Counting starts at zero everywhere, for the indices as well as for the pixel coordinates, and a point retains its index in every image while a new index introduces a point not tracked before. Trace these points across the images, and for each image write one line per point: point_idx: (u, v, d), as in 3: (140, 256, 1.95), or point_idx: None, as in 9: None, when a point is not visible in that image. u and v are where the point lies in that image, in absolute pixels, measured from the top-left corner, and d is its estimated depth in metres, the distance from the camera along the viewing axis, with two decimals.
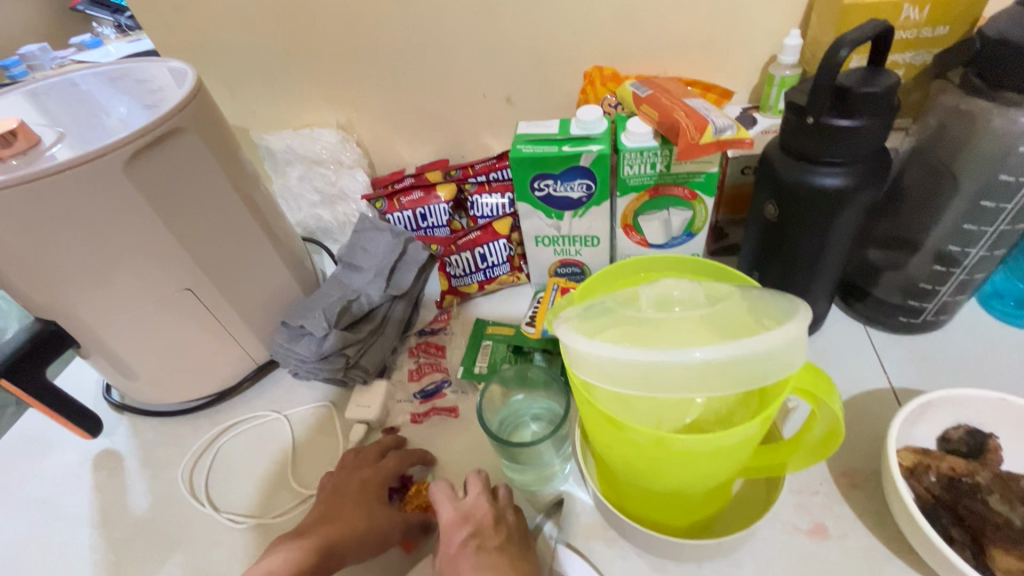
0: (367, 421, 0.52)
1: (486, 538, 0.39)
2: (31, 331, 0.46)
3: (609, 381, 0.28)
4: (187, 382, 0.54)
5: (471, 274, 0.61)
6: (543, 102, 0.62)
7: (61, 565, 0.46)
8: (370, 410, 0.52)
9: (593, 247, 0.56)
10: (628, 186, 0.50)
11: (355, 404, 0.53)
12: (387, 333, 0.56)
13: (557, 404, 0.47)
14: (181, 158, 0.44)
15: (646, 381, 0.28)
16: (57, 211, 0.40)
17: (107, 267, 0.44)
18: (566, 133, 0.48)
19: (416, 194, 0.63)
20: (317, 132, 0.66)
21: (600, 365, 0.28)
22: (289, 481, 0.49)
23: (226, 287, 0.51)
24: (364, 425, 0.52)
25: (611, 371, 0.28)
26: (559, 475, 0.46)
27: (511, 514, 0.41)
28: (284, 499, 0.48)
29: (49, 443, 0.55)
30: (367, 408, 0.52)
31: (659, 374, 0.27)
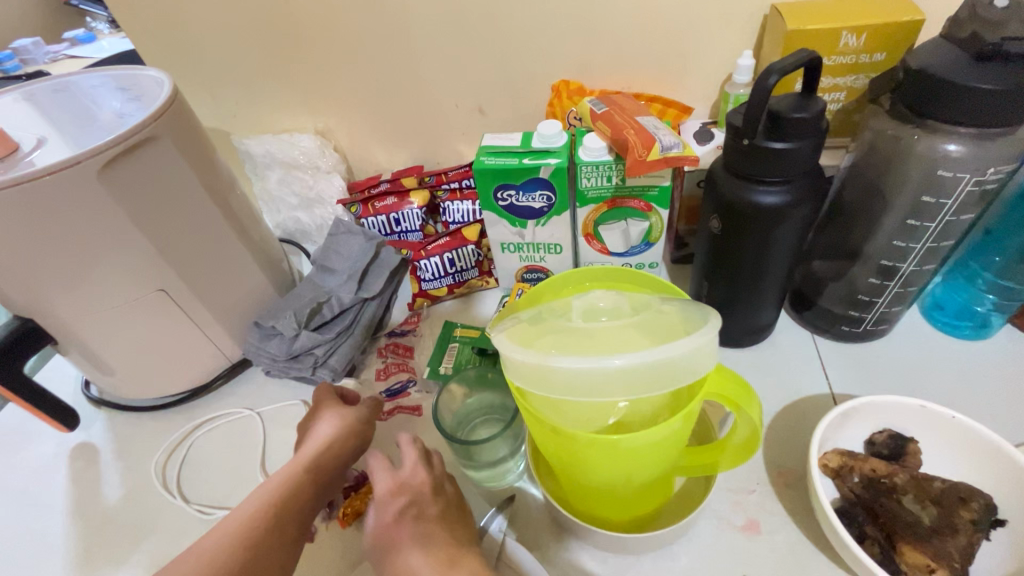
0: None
1: (424, 508, 0.41)
2: (9, 328, 0.48)
3: (536, 384, 0.31)
4: (162, 378, 0.56)
5: (441, 278, 0.63)
6: (514, 113, 0.65)
7: (35, 552, 0.48)
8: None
9: (556, 255, 0.58)
10: (587, 199, 0.52)
11: None
12: (357, 334, 0.58)
13: (510, 403, 0.50)
14: (155, 165, 0.46)
15: (569, 385, 0.30)
16: (33, 215, 0.42)
17: (83, 267, 0.46)
18: (527, 147, 0.51)
19: (390, 200, 0.66)
20: (295, 138, 0.68)
21: (528, 370, 0.30)
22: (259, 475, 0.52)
23: (200, 287, 0.53)
24: None
25: (538, 375, 0.30)
26: (513, 472, 0.48)
27: (448, 484, 0.44)
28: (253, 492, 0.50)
29: (28, 435, 0.57)
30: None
31: (580, 379, 0.30)
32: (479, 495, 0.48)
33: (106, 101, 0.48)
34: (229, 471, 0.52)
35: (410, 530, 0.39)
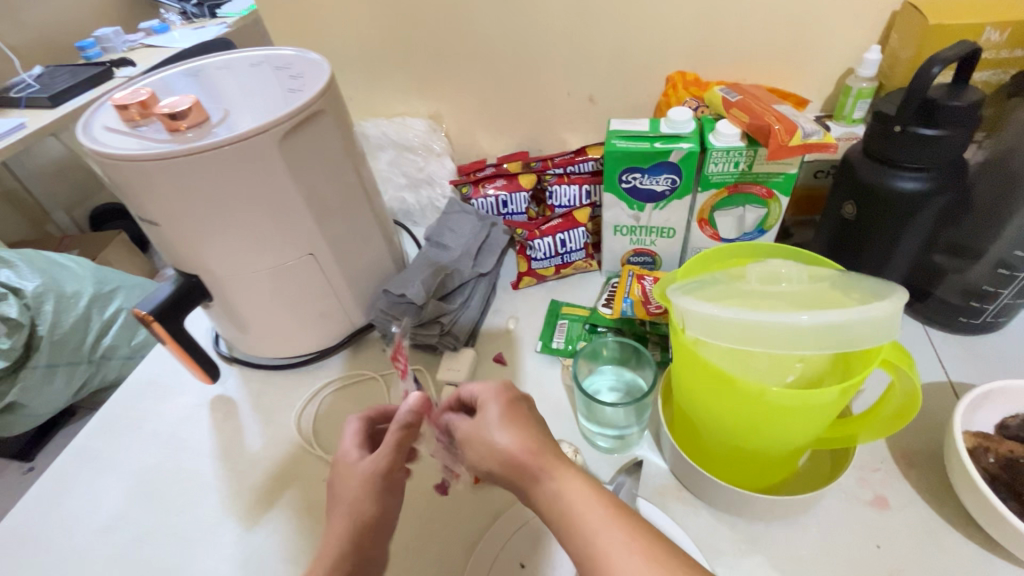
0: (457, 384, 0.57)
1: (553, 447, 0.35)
2: (177, 283, 0.53)
3: (721, 339, 0.33)
4: (295, 339, 0.60)
5: (550, 258, 0.66)
6: (623, 102, 0.67)
7: (190, 489, 0.53)
8: (460, 373, 0.57)
9: (667, 239, 0.60)
10: (709, 183, 0.54)
11: (446, 367, 0.58)
12: (473, 307, 0.62)
13: (634, 375, 0.53)
14: (318, 137, 0.50)
15: (758, 342, 0.32)
16: (219, 177, 0.46)
17: (249, 229, 0.50)
18: (656, 132, 0.53)
19: (500, 182, 0.69)
20: (410, 122, 0.72)
21: (717, 326, 0.33)
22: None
23: (338, 255, 0.57)
24: (453, 387, 0.57)
25: (725, 331, 0.33)
26: (636, 441, 0.50)
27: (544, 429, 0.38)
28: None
29: (170, 386, 0.61)
30: (458, 372, 0.57)
31: (768, 336, 0.32)
32: (603, 461, 0.50)
33: (271, 77, 0.52)
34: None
35: (548, 453, 0.34)
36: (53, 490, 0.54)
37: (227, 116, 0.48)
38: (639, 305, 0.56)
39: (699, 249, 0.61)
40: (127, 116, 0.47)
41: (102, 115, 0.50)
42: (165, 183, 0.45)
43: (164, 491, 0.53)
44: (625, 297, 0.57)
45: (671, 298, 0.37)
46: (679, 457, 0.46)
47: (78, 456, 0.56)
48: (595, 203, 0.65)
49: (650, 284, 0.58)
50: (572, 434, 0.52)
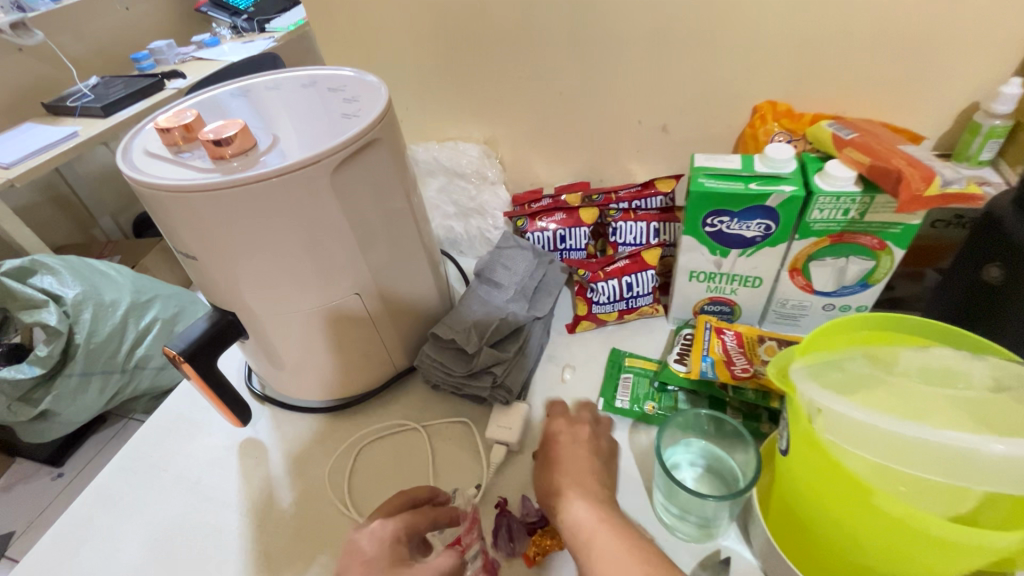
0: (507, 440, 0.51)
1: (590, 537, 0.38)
2: (211, 320, 0.49)
3: (867, 449, 0.28)
4: (332, 382, 0.55)
5: (614, 303, 0.59)
6: (699, 133, 0.61)
7: (212, 547, 0.48)
8: (510, 434, 0.51)
9: (751, 288, 0.53)
10: (810, 231, 0.47)
11: (496, 424, 0.52)
12: (528, 354, 0.56)
13: (718, 448, 0.46)
14: (372, 167, 0.45)
15: (916, 460, 0.26)
16: (264, 209, 0.41)
17: (292, 266, 0.45)
18: (751, 171, 0.47)
19: (558, 216, 0.63)
20: (462, 147, 0.68)
21: (864, 432, 0.28)
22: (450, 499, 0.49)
23: (385, 292, 0.52)
24: (504, 447, 0.50)
25: (871, 439, 0.27)
26: (721, 530, 0.43)
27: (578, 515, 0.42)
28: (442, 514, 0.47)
29: (197, 424, 0.57)
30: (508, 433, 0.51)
31: (933, 454, 0.26)
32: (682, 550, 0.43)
33: (324, 100, 0.48)
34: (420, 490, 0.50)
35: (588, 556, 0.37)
36: (68, 537, 0.50)
37: (275, 143, 0.43)
38: (722, 365, 0.49)
39: (786, 300, 0.53)
40: (169, 140, 0.43)
41: (144, 138, 0.46)
42: (205, 215, 0.41)
43: (184, 548, 0.48)
44: (704, 355, 0.50)
45: (796, 387, 0.31)
46: (775, 558, 0.39)
47: (98, 498, 0.52)
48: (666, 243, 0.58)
49: (730, 340, 0.52)
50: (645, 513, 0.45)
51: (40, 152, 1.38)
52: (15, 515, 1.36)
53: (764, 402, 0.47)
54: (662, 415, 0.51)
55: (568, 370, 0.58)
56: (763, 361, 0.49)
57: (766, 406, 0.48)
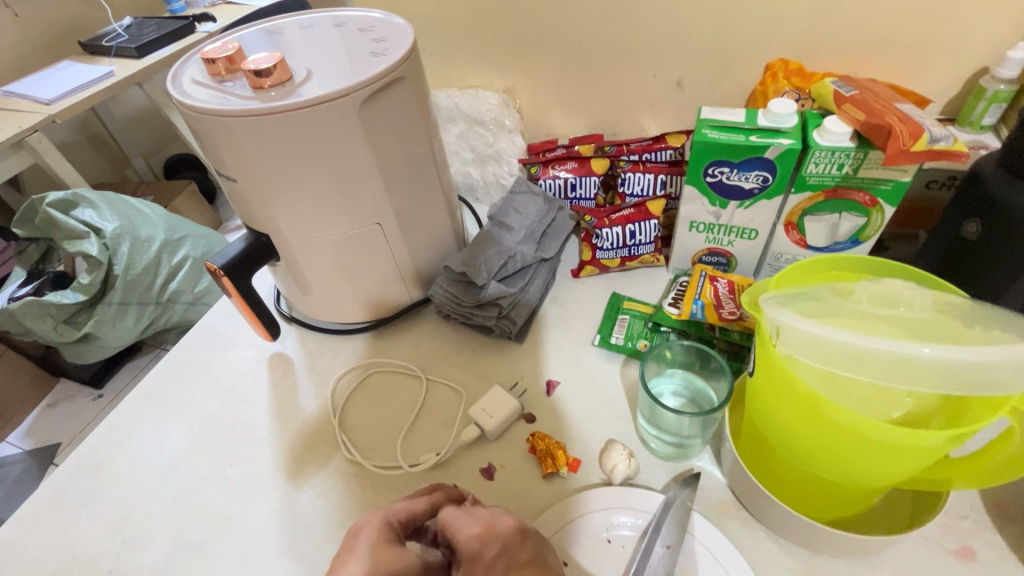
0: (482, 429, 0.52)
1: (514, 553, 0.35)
2: (247, 241, 0.54)
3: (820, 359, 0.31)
4: (354, 307, 0.61)
5: (617, 249, 0.63)
6: (712, 90, 0.63)
7: (245, 440, 0.54)
8: (491, 419, 0.52)
9: (747, 240, 0.56)
10: (805, 185, 0.49)
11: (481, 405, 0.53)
12: (533, 291, 0.60)
13: (699, 381, 0.50)
14: (397, 103, 0.49)
15: (862, 366, 0.30)
16: (299, 137, 0.45)
17: (320, 194, 0.50)
18: (754, 124, 0.49)
19: (570, 165, 0.66)
20: (483, 94, 0.71)
21: (820, 345, 0.31)
22: (455, 421, 0.54)
23: (404, 225, 0.56)
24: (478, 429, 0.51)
25: (824, 350, 0.31)
26: (696, 451, 0.48)
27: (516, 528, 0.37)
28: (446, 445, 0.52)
29: (231, 338, 0.63)
30: (489, 415, 0.52)
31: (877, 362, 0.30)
32: (660, 466, 0.48)
33: (355, 38, 0.51)
34: (427, 414, 0.55)
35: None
36: (119, 426, 0.56)
37: (308, 76, 0.47)
38: (711, 309, 0.53)
39: (781, 254, 0.56)
40: (213, 70, 0.47)
41: (189, 68, 0.50)
42: (245, 141, 0.45)
43: (220, 440, 0.54)
44: (696, 299, 0.54)
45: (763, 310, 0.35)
46: (740, 476, 0.44)
47: (145, 395, 0.58)
48: (670, 195, 0.61)
49: (722, 287, 0.55)
50: (629, 435, 0.50)
51: (79, 90, 1.43)
52: (60, 427, 1.48)
53: (747, 343, 0.52)
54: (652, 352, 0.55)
55: (569, 310, 0.62)
56: None
57: (749, 347, 0.52)
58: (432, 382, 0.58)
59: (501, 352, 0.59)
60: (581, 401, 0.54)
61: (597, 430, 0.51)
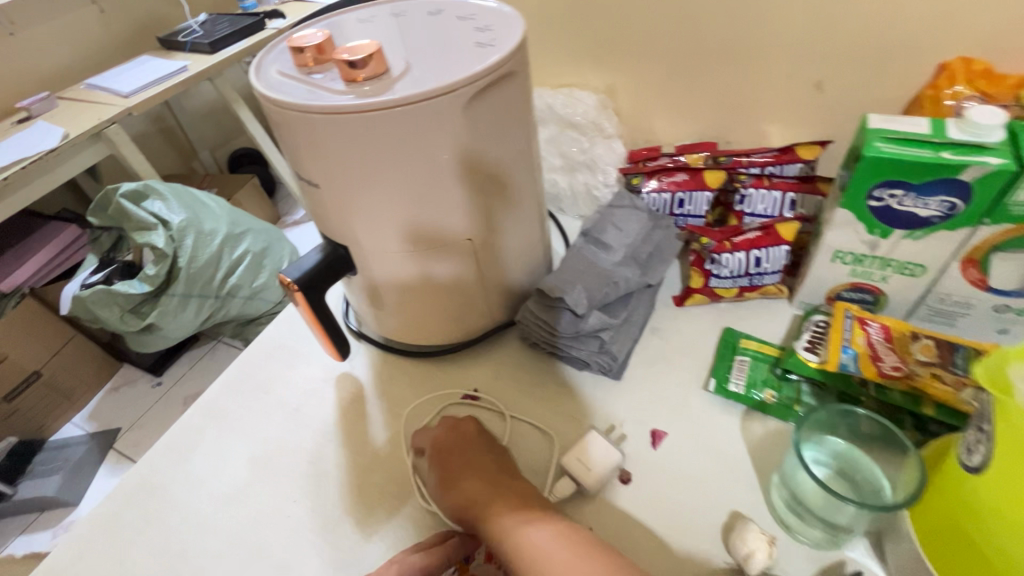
0: (579, 483, 0.44)
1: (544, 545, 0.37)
2: (324, 252, 0.48)
3: None
4: (431, 328, 0.54)
5: (737, 278, 0.54)
6: (861, 95, 0.53)
7: (309, 472, 0.49)
8: (590, 473, 0.44)
9: (908, 277, 0.46)
10: (1006, 215, 0.39)
11: (575, 456, 0.45)
12: (634, 322, 0.52)
13: (855, 451, 0.40)
14: (502, 102, 0.42)
15: None
16: (393, 140, 0.39)
17: (409, 206, 0.44)
18: (943, 138, 0.39)
19: (680, 177, 0.57)
20: (579, 94, 0.63)
21: None
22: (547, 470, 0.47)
23: (495, 241, 0.49)
24: (574, 484, 0.44)
25: None
26: (850, 541, 0.38)
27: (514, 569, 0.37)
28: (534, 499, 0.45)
29: (297, 353, 0.58)
30: (587, 469, 0.44)
31: None
32: (803, 556, 0.39)
33: (456, 27, 0.44)
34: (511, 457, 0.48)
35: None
36: (178, 443, 0.52)
37: (407, 69, 0.41)
38: (867, 360, 0.43)
39: (948, 295, 0.46)
40: (301, 61, 0.42)
41: (274, 58, 0.45)
42: (333, 142, 0.40)
43: (282, 470, 0.49)
44: (844, 346, 0.44)
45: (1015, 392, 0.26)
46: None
47: (207, 411, 0.54)
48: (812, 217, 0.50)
49: (876, 332, 0.45)
50: (760, 510, 0.42)
51: (155, 84, 1.46)
52: (120, 413, 1.51)
53: (913, 406, 0.42)
54: (781, 404, 0.47)
55: (673, 344, 0.54)
56: (919, 360, 0.42)
57: (913, 411, 0.42)
58: (516, 421, 0.51)
59: (595, 390, 0.52)
60: (694, 458, 0.46)
61: (717, 498, 0.43)
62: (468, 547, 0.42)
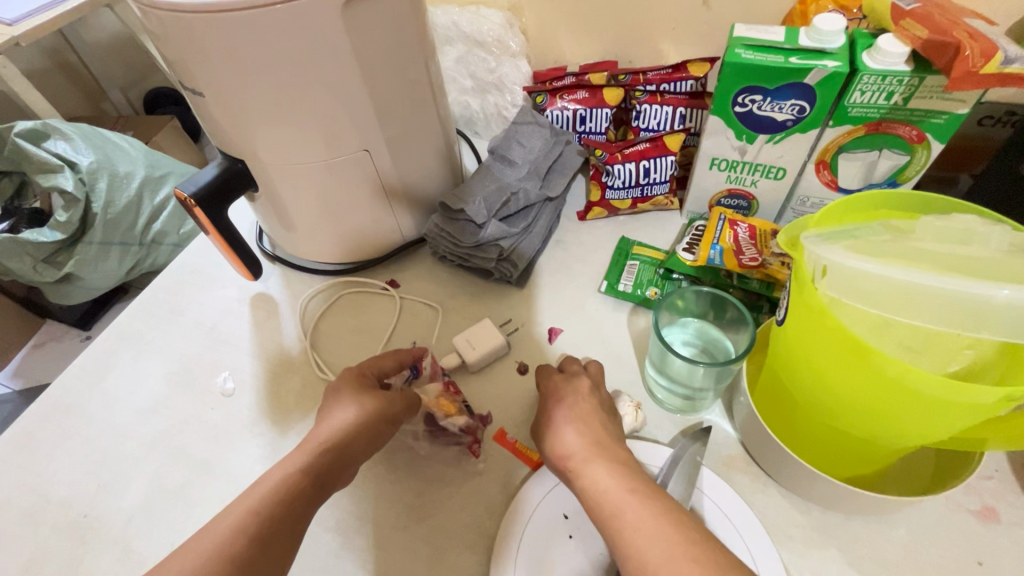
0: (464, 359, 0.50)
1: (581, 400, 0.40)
2: (221, 168, 0.48)
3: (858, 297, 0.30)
4: (343, 246, 0.56)
5: (629, 189, 0.58)
6: (746, 9, 0.55)
7: (227, 381, 0.51)
8: (474, 350, 0.50)
9: (773, 180, 0.51)
10: (845, 117, 0.44)
11: (466, 337, 0.50)
12: (537, 232, 0.55)
13: (713, 330, 0.47)
14: (386, 6, 0.42)
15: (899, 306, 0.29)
16: (272, 44, 0.39)
17: (299, 116, 0.44)
18: (794, 44, 0.43)
19: (581, 94, 0.60)
20: (485, 11, 0.63)
21: (859, 280, 0.30)
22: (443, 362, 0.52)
23: (395, 153, 0.51)
24: (458, 358, 0.50)
25: (864, 288, 0.29)
26: (706, 405, 0.45)
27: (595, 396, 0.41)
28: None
29: (210, 277, 0.59)
30: (472, 346, 0.50)
31: (919, 301, 0.28)
32: (669, 421, 0.45)
33: None
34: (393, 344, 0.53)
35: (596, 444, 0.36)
36: (90, 367, 0.52)
37: None
38: (730, 254, 0.48)
39: (807, 197, 0.52)
40: None
41: None
42: (208, 46, 0.39)
43: (200, 384, 0.51)
44: (714, 243, 0.49)
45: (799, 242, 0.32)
46: (755, 429, 0.41)
47: (120, 335, 0.55)
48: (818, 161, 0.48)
49: (742, 231, 0.50)
50: (635, 386, 0.48)
51: (43, 9, 1.31)
52: (48, 369, 1.45)
53: (766, 291, 0.48)
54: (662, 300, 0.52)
55: (575, 254, 0.58)
56: (773, 252, 0.48)
57: (768, 296, 0.48)
58: (408, 302, 0.56)
59: (501, 297, 0.55)
60: (586, 349, 0.51)
61: None
62: (411, 359, 0.46)
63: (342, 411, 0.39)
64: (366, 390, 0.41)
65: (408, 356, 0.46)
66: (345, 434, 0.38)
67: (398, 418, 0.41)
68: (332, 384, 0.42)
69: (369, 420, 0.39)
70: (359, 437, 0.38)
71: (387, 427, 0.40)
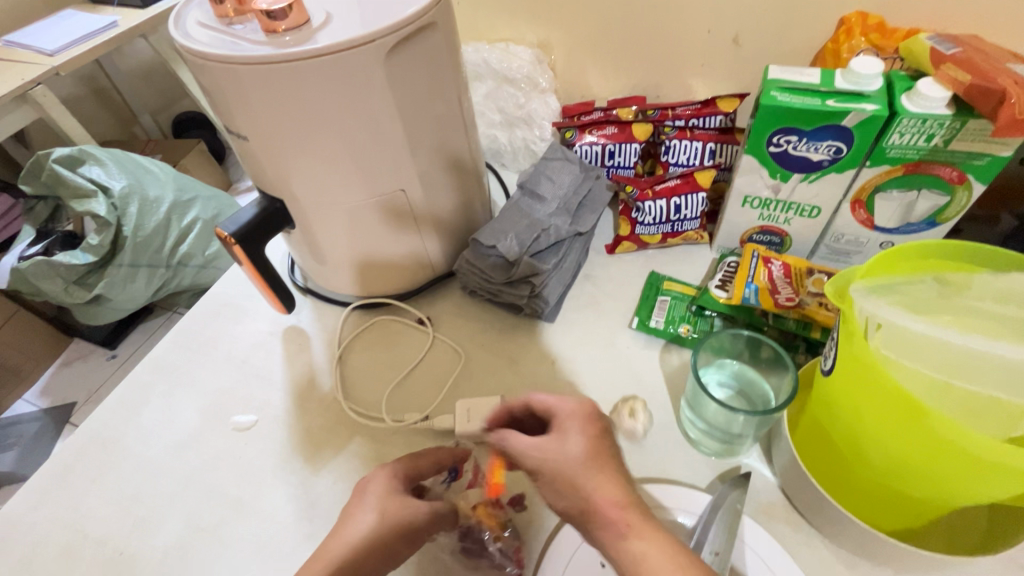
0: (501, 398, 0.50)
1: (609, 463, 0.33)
2: (260, 206, 0.49)
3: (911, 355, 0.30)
4: (374, 280, 0.56)
5: (659, 224, 0.58)
6: (776, 47, 0.55)
7: (260, 415, 0.51)
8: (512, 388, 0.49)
9: (807, 218, 0.51)
10: (884, 157, 0.44)
11: None
12: (567, 267, 0.55)
13: (751, 372, 0.46)
14: (425, 54, 0.43)
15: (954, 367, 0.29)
16: (316, 92, 0.40)
17: (337, 158, 0.45)
18: (831, 86, 0.43)
19: (609, 130, 0.60)
20: (514, 49, 0.64)
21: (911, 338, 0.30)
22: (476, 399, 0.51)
23: (429, 191, 0.51)
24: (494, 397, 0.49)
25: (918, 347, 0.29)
26: (744, 449, 0.44)
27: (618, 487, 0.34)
28: (430, 407, 0.51)
29: (244, 309, 0.60)
30: None
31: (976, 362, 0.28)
32: (705, 465, 0.45)
33: None
34: (424, 377, 0.54)
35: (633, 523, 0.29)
36: (126, 399, 0.53)
37: (329, 20, 0.41)
38: (766, 293, 0.48)
39: (842, 234, 0.51)
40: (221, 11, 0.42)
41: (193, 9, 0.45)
42: (255, 93, 0.40)
43: (233, 419, 0.51)
44: (748, 282, 0.49)
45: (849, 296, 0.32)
46: (794, 478, 0.40)
47: (156, 367, 0.55)
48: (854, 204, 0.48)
49: (776, 269, 0.50)
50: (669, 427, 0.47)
51: (82, 42, 1.37)
52: (74, 388, 1.48)
53: (804, 332, 0.47)
54: (695, 338, 0.51)
55: (604, 290, 0.58)
56: (810, 292, 0.48)
57: (804, 336, 0.47)
58: (440, 341, 0.56)
59: (531, 333, 0.55)
60: (617, 388, 0.50)
61: None
62: (452, 459, 0.43)
63: (363, 515, 0.36)
64: (396, 495, 0.38)
65: (448, 456, 0.43)
66: (365, 546, 0.35)
67: (421, 532, 0.37)
68: (362, 482, 0.39)
69: (393, 525, 0.36)
70: (376, 552, 0.35)
71: (408, 541, 0.37)
